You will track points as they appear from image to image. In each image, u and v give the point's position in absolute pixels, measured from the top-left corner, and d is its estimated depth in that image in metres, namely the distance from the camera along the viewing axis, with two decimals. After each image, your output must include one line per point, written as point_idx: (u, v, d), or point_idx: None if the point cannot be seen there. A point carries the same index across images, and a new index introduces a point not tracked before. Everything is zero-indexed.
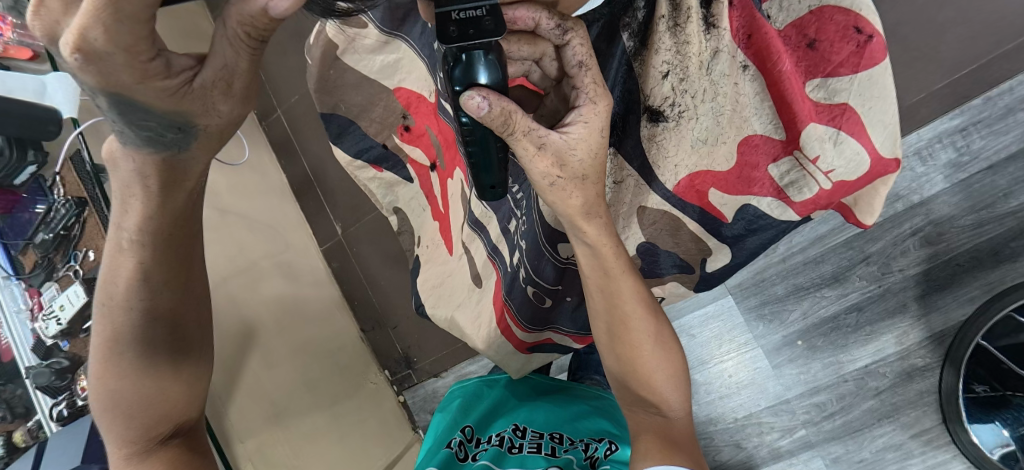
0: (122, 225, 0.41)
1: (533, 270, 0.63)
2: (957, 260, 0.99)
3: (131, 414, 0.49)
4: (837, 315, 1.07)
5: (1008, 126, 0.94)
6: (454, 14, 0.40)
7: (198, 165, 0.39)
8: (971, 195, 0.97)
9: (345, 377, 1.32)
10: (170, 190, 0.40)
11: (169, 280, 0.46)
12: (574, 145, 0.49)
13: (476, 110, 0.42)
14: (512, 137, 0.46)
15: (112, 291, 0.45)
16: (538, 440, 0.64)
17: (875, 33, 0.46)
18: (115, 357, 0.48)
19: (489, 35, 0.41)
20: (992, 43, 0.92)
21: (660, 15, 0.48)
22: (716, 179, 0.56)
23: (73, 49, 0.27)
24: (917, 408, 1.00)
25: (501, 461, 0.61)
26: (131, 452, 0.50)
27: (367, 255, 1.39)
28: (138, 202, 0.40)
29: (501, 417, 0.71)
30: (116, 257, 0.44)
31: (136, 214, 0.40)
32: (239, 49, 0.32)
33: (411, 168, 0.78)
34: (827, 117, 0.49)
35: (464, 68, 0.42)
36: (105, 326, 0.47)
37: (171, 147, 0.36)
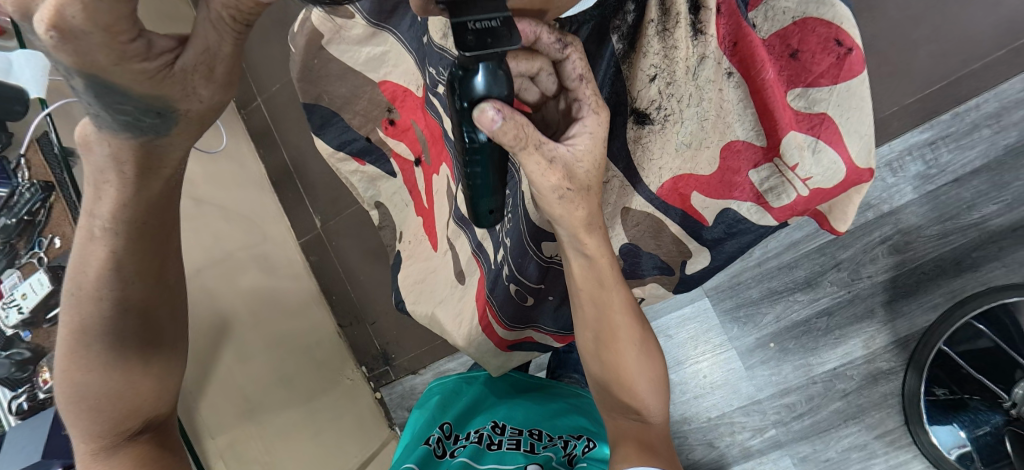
0: (93, 211, 0.40)
1: (516, 267, 0.63)
2: (922, 268, 1.03)
3: (99, 408, 0.48)
4: (809, 319, 1.10)
5: (973, 142, 0.98)
6: (470, 25, 0.38)
7: (177, 152, 0.38)
8: (938, 206, 1.01)
9: (322, 372, 1.30)
10: (146, 177, 0.39)
11: (140, 272, 0.44)
12: (580, 157, 0.49)
13: (491, 123, 0.42)
14: (523, 151, 0.45)
15: (79, 283, 0.44)
16: (517, 436, 0.65)
17: (853, 46, 0.48)
18: (82, 350, 0.47)
19: (506, 46, 0.39)
20: (960, 61, 0.98)
21: (651, 18, 0.49)
22: (699, 182, 0.57)
23: (49, 26, 0.26)
24: (882, 409, 1.05)
25: (479, 458, 0.61)
26: (98, 447, 0.49)
27: (346, 248, 1.39)
28: (111, 188, 0.38)
29: (481, 414, 0.71)
30: (86, 246, 0.42)
31: (105, 199, 0.39)
32: (218, 33, 0.31)
33: (394, 162, 0.78)
34: (807, 126, 0.51)
35: (481, 77, 0.41)
36: (70, 318, 0.46)
37: (149, 132, 0.35)
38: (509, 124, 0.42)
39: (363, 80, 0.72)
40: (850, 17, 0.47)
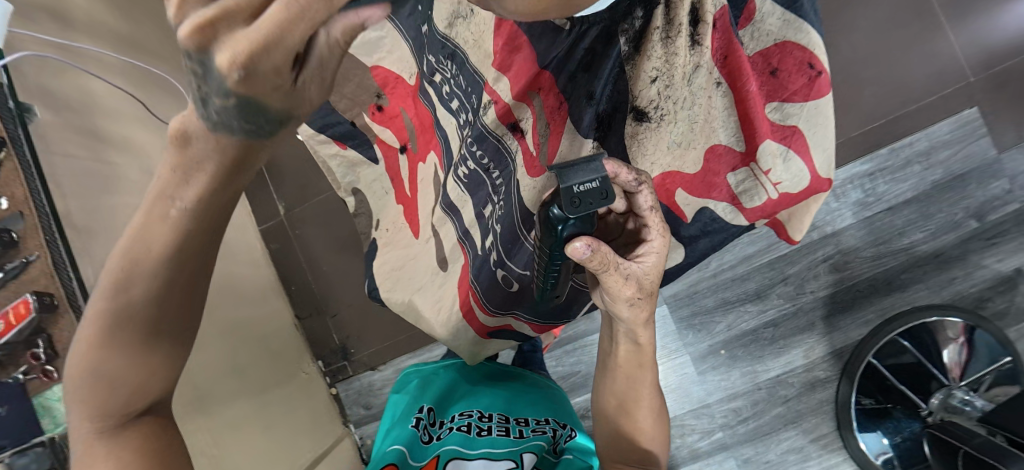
0: (173, 194, 0.35)
1: (505, 253, 0.65)
2: (858, 286, 1.13)
3: (110, 385, 0.42)
4: (757, 328, 1.17)
5: (906, 175, 1.09)
6: (576, 188, 0.47)
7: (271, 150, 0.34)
8: (874, 231, 1.12)
9: (276, 363, 1.22)
10: (236, 171, 0.34)
11: (198, 253, 0.38)
12: (648, 272, 0.54)
13: (580, 257, 0.49)
14: (604, 274, 0.51)
15: (135, 252, 0.37)
16: (504, 424, 0.68)
17: (824, 70, 0.53)
18: (113, 320, 0.40)
19: (601, 204, 0.47)
20: (899, 103, 1.10)
21: (655, 26, 0.49)
22: (684, 180, 0.61)
23: (296, 97, 0.29)
24: (818, 415, 1.14)
25: (471, 444, 0.65)
26: (102, 427, 0.42)
27: (312, 238, 1.36)
28: (202, 177, 0.33)
29: (464, 399, 0.74)
30: (151, 218, 0.36)
31: (191, 179, 0.34)
32: (335, 44, 0.29)
33: (378, 148, 0.79)
34: (780, 136, 0.56)
35: (574, 224, 0.48)
36: (113, 284, 0.39)
37: (255, 135, 0.31)
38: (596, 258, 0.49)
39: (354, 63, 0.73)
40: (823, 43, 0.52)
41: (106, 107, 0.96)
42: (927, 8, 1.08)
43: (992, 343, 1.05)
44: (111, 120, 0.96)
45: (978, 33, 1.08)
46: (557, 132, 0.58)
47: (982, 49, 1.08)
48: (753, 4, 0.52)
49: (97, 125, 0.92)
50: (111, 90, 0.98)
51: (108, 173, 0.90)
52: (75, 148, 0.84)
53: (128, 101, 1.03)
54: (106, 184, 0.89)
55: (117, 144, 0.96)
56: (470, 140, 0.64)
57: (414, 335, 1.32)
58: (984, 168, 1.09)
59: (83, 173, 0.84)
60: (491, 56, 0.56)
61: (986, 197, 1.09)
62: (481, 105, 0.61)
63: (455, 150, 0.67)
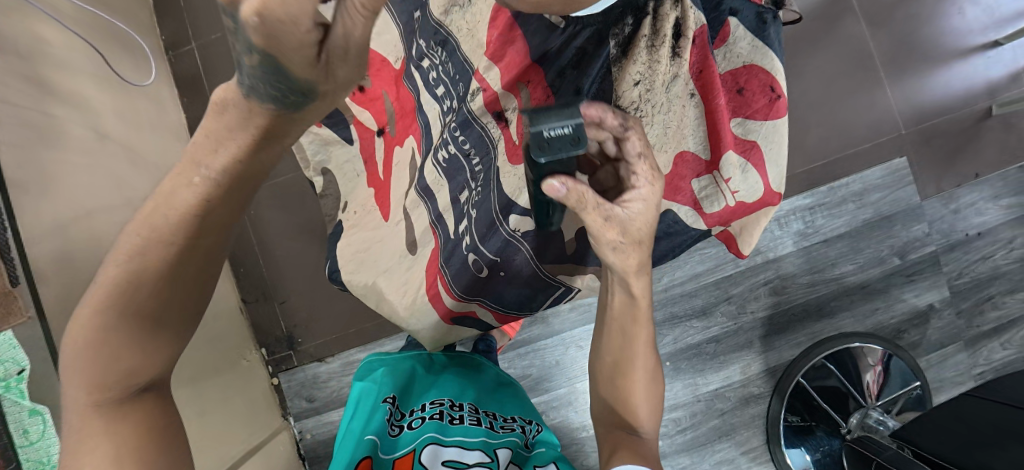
0: (203, 161, 0.38)
1: (478, 238, 0.67)
2: (793, 310, 1.22)
3: (113, 360, 0.41)
4: (700, 343, 1.22)
5: (841, 211, 1.19)
6: (545, 132, 0.48)
7: (300, 125, 0.37)
8: (810, 259, 1.21)
9: (217, 349, 1.17)
10: (267, 142, 0.37)
11: (217, 226, 0.40)
12: (634, 218, 0.55)
13: (556, 194, 0.51)
14: (583, 209, 0.53)
15: (152, 225, 0.39)
16: (476, 414, 0.67)
17: (783, 93, 0.59)
18: (117, 302, 0.40)
19: (572, 151, 0.48)
20: (839, 146, 1.20)
21: (644, 33, 0.55)
22: None
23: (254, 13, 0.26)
24: (750, 428, 1.21)
25: (444, 432, 0.63)
26: (103, 399, 0.42)
27: (268, 221, 1.32)
28: (234, 146, 0.37)
29: (429, 388, 0.72)
30: (176, 188, 0.38)
31: (223, 147, 0.37)
32: (359, 24, 0.30)
33: (355, 129, 0.78)
34: (741, 149, 0.61)
35: (550, 160, 0.49)
36: (124, 267, 0.40)
37: (291, 106, 0.34)
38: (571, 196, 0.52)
39: None
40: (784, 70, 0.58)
41: (58, 58, 0.92)
42: (870, 63, 1.19)
43: (904, 370, 1.16)
44: (62, 73, 0.91)
45: (911, 91, 1.20)
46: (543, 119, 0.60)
47: (913, 106, 1.20)
48: (728, 27, 0.58)
49: (44, 75, 0.87)
50: (65, 38, 0.94)
51: (51, 127, 0.85)
52: (15, 94, 0.80)
53: (86, 52, 0.98)
54: (46, 139, 0.83)
55: (65, 99, 0.91)
56: (453, 125, 0.66)
57: (365, 330, 1.30)
58: (909, 211, 1.20)
59: (22, 123, 0.79)
60: (483, 45, 0.59)
61: (909, 238, 1.21)
62: (468, 92, 0.63)
63: (435, 135, 0.69)
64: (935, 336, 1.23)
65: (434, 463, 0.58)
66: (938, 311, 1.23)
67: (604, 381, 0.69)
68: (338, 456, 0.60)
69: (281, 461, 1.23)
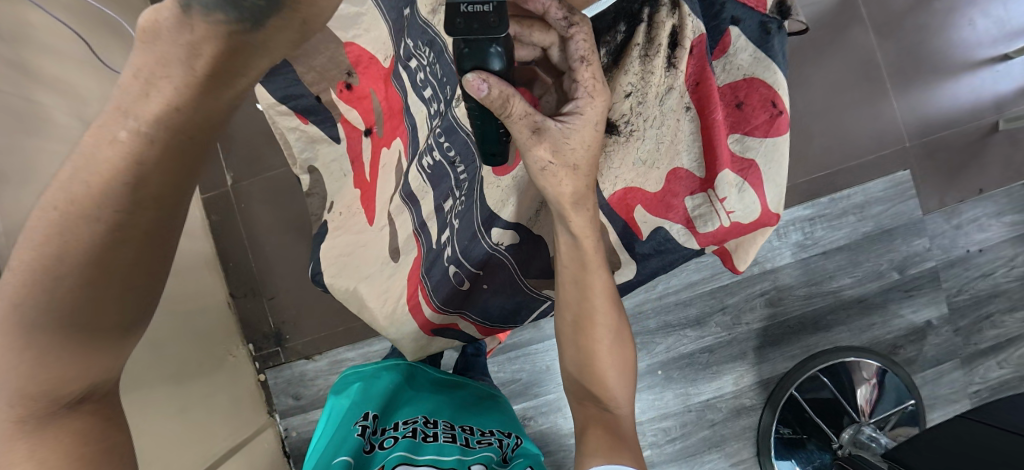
0: (131, 109, 0.30)
1: (461, 250, 0.67)
2: (788, 322, 1.20)
3: (43, 362, 0.34)
4: (693, 353, 1.20)
5: (842, 224, 1.17)
6: (463, 7, 0.43)
7: (263, 58, 0.30)
8: (808, 271, 1.18)
9: (202, 344, 1.15)
10: (218, 83, 0.30)
11: (156, 199, 0.31)
12: (569, 135, 0.52)
13: (475, 94, 0.45)
14: (508, 119, 0.49)
15: (70, 196, 0.30)
16: (451, 430, 0.68)
17: (785, 110, 0.57)
18: (31, 294, 0.32)
19: (491, 32, 0.44)
20: (842, 158, 1.17)
21: (637, 42, 0.54)
22: (645, 197, 0.63)
23: None
24: (740, 440, 1.20)
25: (417, 450, 0.63)
26: (28, 414, 0.36)
27: (258, 214, 1.30)
28: (169, 86, 0.29)
29: (406, 406, 0.73)
30: (97, 148, 0.30)
31: (155, 90, 0.29)
32: None
33: (342, 127, 0.76)
34: (738, 168, 0.59)
35: (473, 50, 0.44)
36: (33, 251, 0.31)
37: (246, 19, 0.27)
38: (495, 96, 0.46)
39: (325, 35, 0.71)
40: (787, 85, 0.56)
41: (44, 44, 0.88)
42: (877, 72, 1.16)
43: (900, 386, 1.14)
44: (46, 58, 0.88)
45: (917, 103, 1.17)
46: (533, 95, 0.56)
47: (919, 118, 1.17)
48: (728, 38, 0.57)
49: (28, 60, 0.84)
50: (52, 26, 0.91)
51: (33, 115, 0.82)
52: None
53: (70, 41, 0.95)
54: (27, 126, 0.80)
55: (49, 85, 0.88)
56: (439, 131, 0.65)
57: (354, 328, 1.28)
58: (911, 225, 1.18)
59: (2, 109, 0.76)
60: None
61: (909, 252, 1.18)
62: (455, 97, 0.60)
63: (422, 139, 0.68)
64: (932, 353, 1.21)
65: None
66: (935, 327, 1.21)
67: (588, 393, 0.67)
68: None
69: (266, 458, 1.21)
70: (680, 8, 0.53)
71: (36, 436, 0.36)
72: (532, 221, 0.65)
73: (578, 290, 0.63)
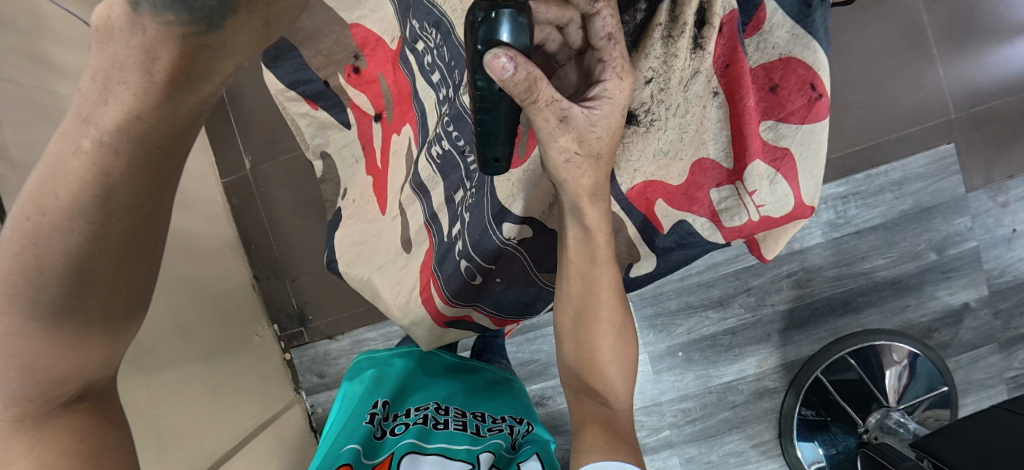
0: (90, 117, 0.28)
1: (471, 245, 0.65)
2: (816, 304, 1.16)
3: (32, 367, 0.34)
4: (715, 334, 1.17)
5: (878, 202, 1.11)
6: None
7: (227, 63, 0.28)
8: (839, 251, 1.13)
9: (227, 324, 1.17)
10: (179, 90, 0.28)
11: (130, 209, 0.30)
12: (595, 122, 0.48)
13: (499, 72, 0.41)
14: (534, 106, 0.45)
15: (41, 208, 0.29)
16: (463, 418, 0.67)
17: (825, 93, 0.52)
18: (12, 306, 0.31)
19: None
20: (880, 131, 1.10)
21: (659, 22, 0.49)
22: (666, 191, 0.60)
23: None
24: (761, 422, 1.18)
25: (427, 438, 0.63)
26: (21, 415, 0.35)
27: (276, 197, 1.30)
28: (126, 92, 0.27)
29: (418, 393, 0.73)
30: (61, 158, 0.28)
31: (112, 97, 0.27)
32: None
33: (351, 112, 0.74)
34: (770, 157, 0.56)
35: (489, 26, 0.40)
36: (9, 263, 0.30)
37: (200, 19, 0.25)
38: (520, 77, 0.41)
39: (331, 18, 0.69)
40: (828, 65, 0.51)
41: (60, 34, 0.87)
42: (922, 38, 1.07)
43: (932, 370, 1.10)
44: (64, 48, 0.88)
45: (965, 72, 1.08)
46: None
47: (967, 87, 1.09)
48: (763, 12, 0.51)
49: (46, 50, 0.84)
50: (63, 16, 0.89)
51: (54, 105, 0.82)
52: (12, 69, 0.76)
53: (82, 32, 0.93)
54: (47, 116, 0.80)
55: (65, 73, 0.87)
56: (447, 119, 0.62)
57: (373, 309, 1.29)
58: (953, 203, 1.11)
59: (20, 101, 0.76)
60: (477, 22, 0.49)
61: (949, 232, 1.12)
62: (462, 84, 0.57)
63: (431, 127, 0.65)
64: (969, 336, 1.16)
65: None
66: (972, 310, 1.15)
67: (586, 387, 0.66)
68: (323, 460, 0.60)
69: (294, 433, 1.25)
70: None
71: (32, 435, 0.36)
72: (546, 215, 0.62)
73: (582, 283, 0.61)
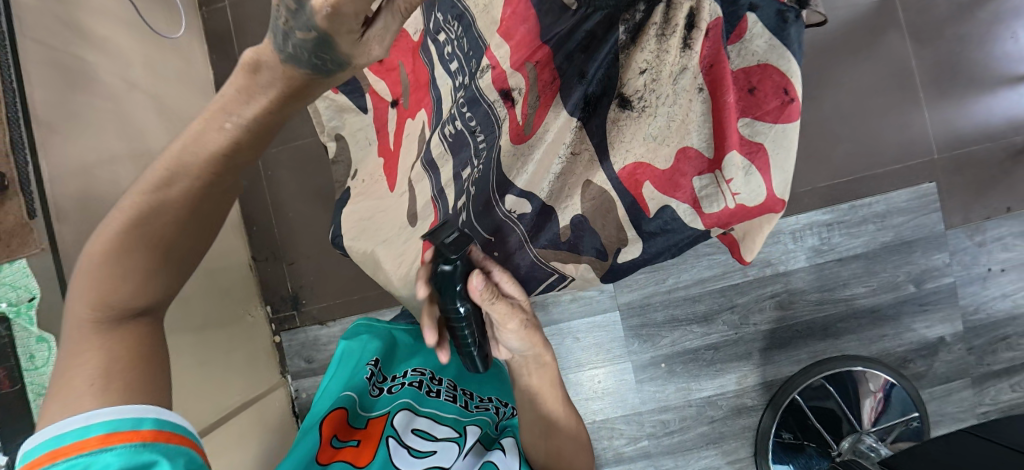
0: (231, 110, 0.37)
1: (475, 215, 0.70)
2: (797, 326, 1.20)
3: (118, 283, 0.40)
4: (698, 349, 1.21)
5: (861, 232, 1.16)
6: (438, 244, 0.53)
7: (325, 85, 0.37)
8: (821, 276, 1.18)
9: (228, 300, 1.22)
10: (293, 99, 0.37)
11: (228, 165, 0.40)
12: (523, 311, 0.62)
13: (471, 287, 0.55)
14: (500, 313, 0.58)
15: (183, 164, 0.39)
16: (453, 392, 0.72)
17: (797, 98, 0.58)
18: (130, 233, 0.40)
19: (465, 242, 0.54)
20: (867, 165, 1.16)
21: (654, 22, 0.58)
22: (654, 174, 0.64)
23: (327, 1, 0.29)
24: (738, 439, 1.22)
25: (420, 400, 0.70)
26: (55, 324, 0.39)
27: (283, 182, 1.34)
28: (264, 99, 0.37)
29: (416, 355, 0.77)
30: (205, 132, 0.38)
31: (253, 101, 0.37)
32: (398, 19, 0.33)
33: (370, 98, 0.80)
34: (746, 150, 0.60)
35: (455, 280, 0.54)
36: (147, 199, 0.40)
37: (318, 72, 0.34)
38: (486, 291, 0.55)
39: None
40: (801, 74, 0.57)
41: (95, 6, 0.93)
42: (910, 81, 1.14)
43: (906, 400, 1.13)
44: (98, 19, 0.93)
45: (950, 117, 1.15)
46: (545, 105, 0.64)
47: (950, 131, 1.15)
48: (745, 23, 0.58)
49: (81, 20, 0.89)
50: None
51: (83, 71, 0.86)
52: (49, 34, 0.81)
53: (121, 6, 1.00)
54: (76, 80, 0.84)
55: (97, 44, 0.92)
56: (463, 102, 0.67)
57: (368, 297, 1.32)
58: (932, 239, 1.17)
59: (52, 63, 0.80)
60: (497, 22, 0.62)
61: (928, 266, 1.17)
62: (479, 69, 0.65)
63: (446, 109, 0.70)
64: (942, 370, 1.20)
65: (405, 428, 0.65)
66: (947, 344, 1.19)
67: None
68: (323, 401, 0.70)
69: (277, 415, 1.27)
70: None
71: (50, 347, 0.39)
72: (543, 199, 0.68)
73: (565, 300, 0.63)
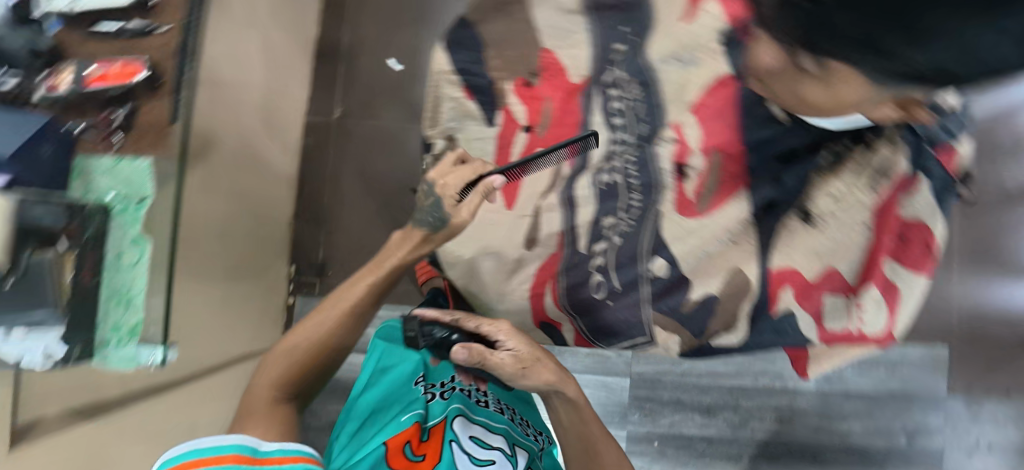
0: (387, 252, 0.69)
1: (614, 263, 0.75)
2: (791, 444, 1.22)
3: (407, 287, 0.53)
4: (693, 437, 1.22)
5: (871, 373, 1.21)
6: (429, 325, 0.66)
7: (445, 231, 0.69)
8: (825, 404, 1.22)
9: (262, 249, 1.11)
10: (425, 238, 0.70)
11: None
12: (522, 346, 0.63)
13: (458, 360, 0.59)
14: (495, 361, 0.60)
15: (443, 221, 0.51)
16: (500, 405, 0.76)
17: (936, 255, 0.65)
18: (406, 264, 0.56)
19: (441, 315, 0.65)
20: None
21: (853, 155, 0.65)
22: (798, 282, 0.67)
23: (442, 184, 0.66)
24: None
25: (473, 409, 0.72)
26: None
27: (349, 153, 1.26)
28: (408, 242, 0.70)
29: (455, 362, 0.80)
30: None
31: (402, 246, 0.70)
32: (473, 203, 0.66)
33: (501, 115, 0.82)
34: (886, 288, 0.65)
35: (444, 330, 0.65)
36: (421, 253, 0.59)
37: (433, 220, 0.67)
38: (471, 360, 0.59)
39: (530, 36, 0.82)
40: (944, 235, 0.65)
41: None
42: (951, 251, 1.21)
43: None
44: None
45: (976, 292, 1.21)
46: (722, 192, 0.71)
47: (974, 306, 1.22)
48: (916, 182, 0.65)
49: None
50: None
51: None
52: None
53: None
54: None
55: None
56: (632, 160, 0.75)
57: None
58: (932, 400, 1.21)
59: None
60: (694, 102, 0.72)
61: (923, 424, 1.21)
62: (659, 137, 0.74)
63: (594, 158, 0.77)
64: None
65: (464, 434, 0.67)
66: None
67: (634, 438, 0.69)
68: (374, 405, 0.71)
69: None
70: (897, 147, 0.64)
71: None
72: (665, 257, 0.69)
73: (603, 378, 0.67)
